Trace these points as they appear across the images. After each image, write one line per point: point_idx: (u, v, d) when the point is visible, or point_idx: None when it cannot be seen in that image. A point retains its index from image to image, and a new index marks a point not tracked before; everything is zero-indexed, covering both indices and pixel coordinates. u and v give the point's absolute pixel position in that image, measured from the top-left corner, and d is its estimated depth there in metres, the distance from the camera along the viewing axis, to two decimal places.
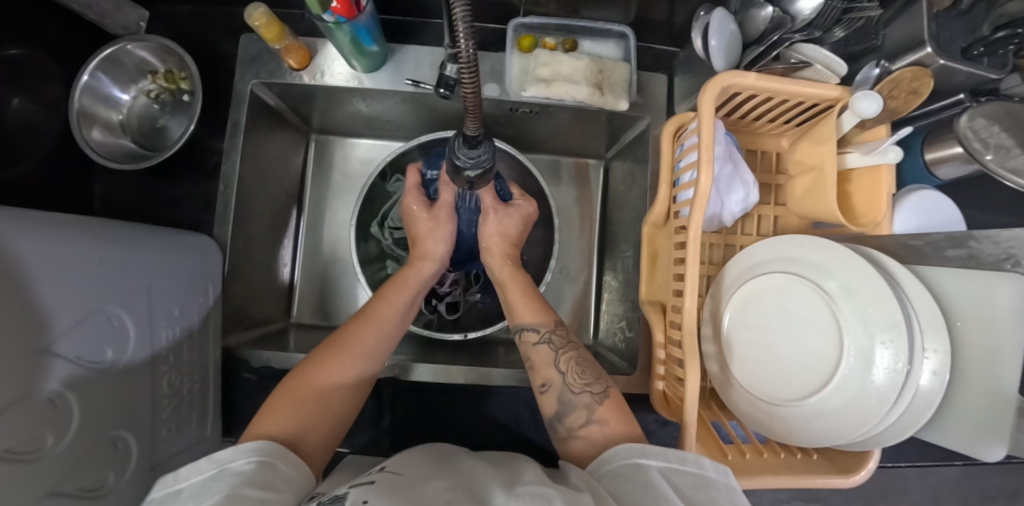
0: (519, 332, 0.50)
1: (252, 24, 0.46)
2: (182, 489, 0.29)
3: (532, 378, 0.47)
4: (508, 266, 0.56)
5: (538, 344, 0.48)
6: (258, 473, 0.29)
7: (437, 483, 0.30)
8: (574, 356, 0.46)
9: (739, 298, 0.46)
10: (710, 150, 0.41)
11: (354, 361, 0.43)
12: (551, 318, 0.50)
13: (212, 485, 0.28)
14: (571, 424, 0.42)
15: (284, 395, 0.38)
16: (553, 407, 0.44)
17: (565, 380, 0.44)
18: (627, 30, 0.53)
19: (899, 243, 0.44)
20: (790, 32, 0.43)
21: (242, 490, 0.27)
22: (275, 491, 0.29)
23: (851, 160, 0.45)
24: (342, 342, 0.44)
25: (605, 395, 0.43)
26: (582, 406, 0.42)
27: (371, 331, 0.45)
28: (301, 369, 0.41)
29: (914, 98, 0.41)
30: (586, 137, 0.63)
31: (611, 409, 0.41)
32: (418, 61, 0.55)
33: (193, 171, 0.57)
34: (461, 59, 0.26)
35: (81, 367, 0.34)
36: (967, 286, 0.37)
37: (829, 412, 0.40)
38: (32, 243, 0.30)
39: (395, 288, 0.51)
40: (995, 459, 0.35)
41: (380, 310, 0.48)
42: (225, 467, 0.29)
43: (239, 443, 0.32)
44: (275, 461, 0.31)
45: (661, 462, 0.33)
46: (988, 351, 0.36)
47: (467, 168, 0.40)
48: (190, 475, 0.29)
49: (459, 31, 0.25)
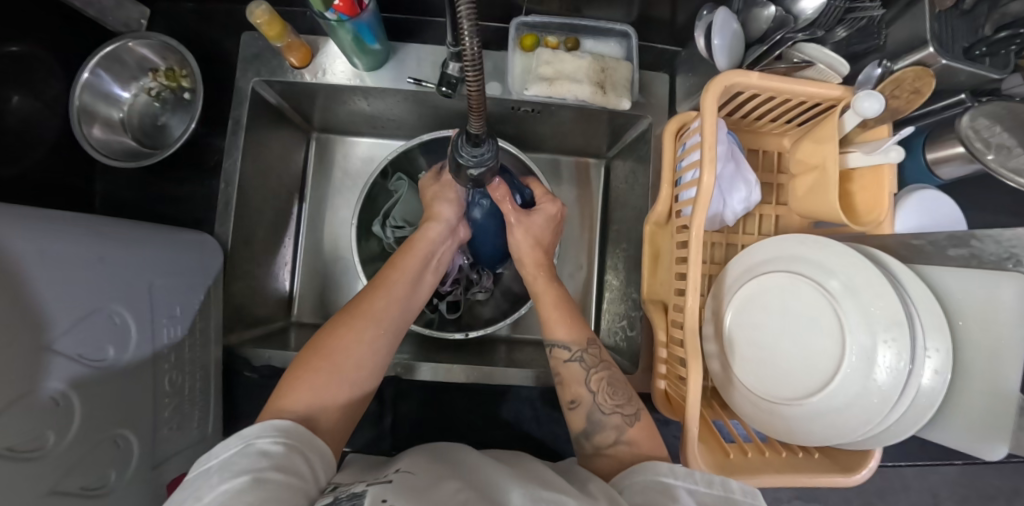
0: (551, 348, 0.49)
1: (254, 21, 0.46)
2: (209, 465, 0.29)
3: (561, 394, 0.47)
4: (542, 276, 0.54)
5: (570, 361, 0.47)
6: (283, 457, 0.30)
7: (451, 484, 0.30)
8: (606, 376, 0.45)
9: (741, 297, 0.46)
10: (713, 148, 0.41)
11: (368, 326, 0.42)
12: (584, 336, 0.48)
13: (239, 460, 0.28)
14: (598, 441, 0.42)
15: (300, 367, 0.38)
16: (581, 424, 0.44)
17: (596, 400, 0.44)
18: (630, 28, 0.53)
19: (902, 242, 0.44)
20: (793, 31, 0.44)
21: (267, 473, 0.28)
22: (297, 478, 0.29)
23: (852, 159, 0.45)
24: (354, 310, 0.43)
25: (636, 417, 0.42)
26: (612, 427, 0.42)
27: (383, 297, 0.45)
28: (315, 339, 0.41)
29: (916, 98, 0.41)
30: (588, 136, 0.63)
31: (643, 430, 0.41)
32: (421, 60, 0.55)
33: (194, 170, 0.57)
34: (466, 57, 0.27)
35: (84, 366, 0.33)
36: (970, 286, 0.37)
37: (831, 411, 0.40)
38: (33, 240, 0.30)
39: (404, 256, 0.50)
40: (998, 457, 0.35)
41: (390, 278, 0.47)
42: (251, 444, 0.30)
43: (266, 421, 0.32)
44: (300, 443, 0.32)
45: (688, 483, 0.33)
46: (990, 350, 0.36)
47: (470, 166, 0.40)
48: (218, 452, 0.30)
49: (464, 29, 0.26)
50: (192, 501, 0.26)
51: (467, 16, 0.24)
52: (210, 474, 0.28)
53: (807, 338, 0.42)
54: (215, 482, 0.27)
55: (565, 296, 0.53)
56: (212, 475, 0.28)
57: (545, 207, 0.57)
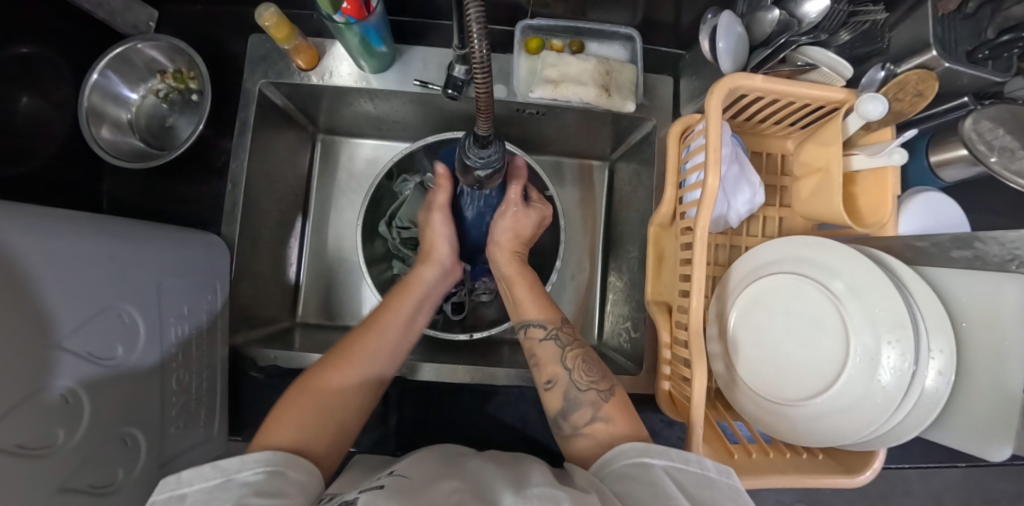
0: (524, 328, 0.50)
1: (263, 24, 0.47)
2: (186, 495, 0.28)
3: (536, 376, 0.47)
4: (515, 262, 0.55)
5: (544, 340, 0.48)
6: (267, 483, 0.30)
7: (447, 485, 0.31)
8: (581, 354, 0.47)
9: (745, 300, 0.46)
10: (717, 150, 0.42)
11: (359, 365, 0.42)
12: (557, 315, 0.50)
13: (221, 495, 0.28)
14: (575, 421, 0.42)
15: (287, 405, 0.38)
16: (558, 404, 0.44)
17: (571, 377, 0.44)
18: (634, 31, 0.54)
19: (905, 244, 0.44)
20: (798, 34, 0.44)
21: (253, 500, 0.28)
22: (285, 497, 0.29)
23: (857, 161, 0.46)
24: (348, 349, 0.44)
25: (610, 392, 0.42)
26: (588, 403, 0.42)
27: (376, 335, 0.45)
28: (307, 377, 0.41)
29: (919, 100, 0.41)
30: (592, 138, 0.64)
31: (616, 408, 0.41)
32: (427, 62, 0.56)
33: (200, 170, 0.57)
34: (475, 59, 0.28)
35: (93, 364, 0.34)
36: (974, 287, 0.38)
37: (834, 412, 0.40)
38: (43, 240, 0.30)
39: (401, 293, 0.51)
40: (1002, 458, 0.35)
41: (384, 316, 0.47)
42: (231, 477, 0.30)
43: (244, 454, 0.32)
44: (285, 470, 0.32)
45: (665, 462, 0.33)
46: (992, 352, 0.36)
47: (478, 167, 0.40)
48: (194, 481, 0.29)
49: (473, 31, 0.27)
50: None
51: (477, 21, 0.26)
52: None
53: (802, 365, 0.42)
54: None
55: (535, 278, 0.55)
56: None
57: (540, 206, 0.57)
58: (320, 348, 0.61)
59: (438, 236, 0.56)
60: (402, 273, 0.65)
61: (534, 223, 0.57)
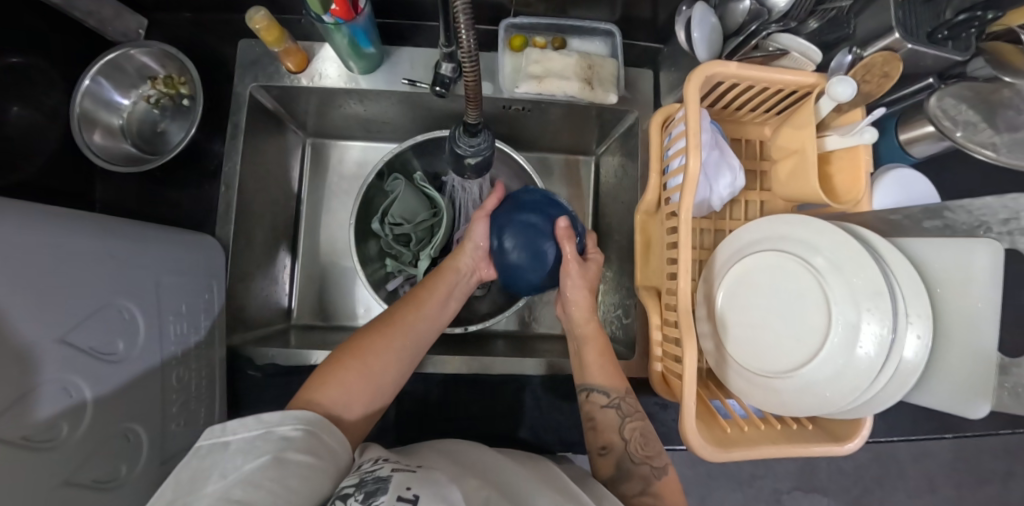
0: (586, 392, 0.50)
1: (253, 27, 0.48)
2: (229, 442, 0.32)
3: (590, 437, 0.48)
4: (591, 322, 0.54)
5: (607, 407, 0.47)
6: (302, 441, 0.33)
7: (474, 482, 0.33)
8: (641, 426, 0.47)
9: (729, 279, 0.48)
10: (697, 136, 0.43)
11: (396, 337, 0.46)
12: (622, 384, 0.49)
13: (262, 444, 0.31)
14: (625, 491, 0.43)
15: (332, 365, 0.42)
16: (608, 471, 0.45)
17: (627, 448, 0.45)
18: (613, 27, 0.56)
19: (880, 218, 0.46)
20: (768, 22, 0.45)
21: (289, 455, 0.31)
22: (317, 458, 0.32)
23: (830, 142, 0.48)
24: (388, 322, 0.47)
25: (663, 470, 0.44)
26: (639, 477, 0.43)
27: (413, 316, 0.49)
28: (350, 342, 0.44)
29: (886, 82, 0.44)
30: (577, 133, 0.65)
31: (668, 487, 0.43)
32: (414, 62, 0.57)
33: (193, 174, 0.58)
34: (463, 51, 0.32)
35: (94, 358, 0.34)
36: (944, 257, 0.39)
37: (819, 381, 0.41)
38: (47, 235, 0.31)
39: (435, 280, 0.54)
40: (980, 415, 0.37)
41: (421, 299, 0.51)
42: (273, 430, 0.32)
43: (286, 410, 0.35)
44: (319, 430, 0.35)
45: None
46: (965, 315, 0.38)
47: (467, 156, 0.42)
48: (237, 430, 0.32)
49: (462, 28, 0.30)
50: (219, 477, 0.29)
51: (464, 15, 0.29)
52: (231, 452, 0.31)
53: (795, 321, 0.44)
54: (240, 463, 0.30)
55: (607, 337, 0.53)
56: (235, 455, 0.31)
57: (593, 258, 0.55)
58: (315, 346, 0.61)
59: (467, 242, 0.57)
60: (396, 270, 0.65)
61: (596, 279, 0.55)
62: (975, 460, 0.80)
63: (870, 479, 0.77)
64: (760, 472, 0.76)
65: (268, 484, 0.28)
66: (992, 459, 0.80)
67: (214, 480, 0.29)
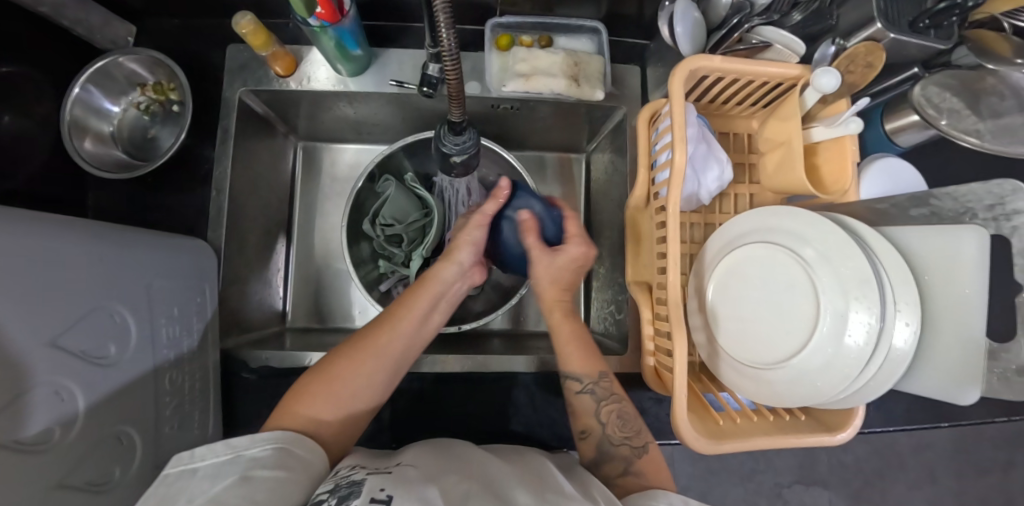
0: (564, 378, 0.49)
1: (240, 31, 0.48)
2: (197, 468, 0.32)
3: (571, 423, 0.49)
4: (558, 310, 0.54)
5: (581, 394, 0.48)
6: (272, 458, 0.33)
7: (452, 477, 0.33)
8: (616, 408, 0.47)
9: (719, 272, 0.48)
10: (683, 130, 0.43)
11: (366, 361, 0.44)
12: (598, 369, 0.49)
13: (229, 467, 0.32)
14: (608, 472, 0.44)
15: (300, 390, 0.41)
16: (591, 455, 0.46)
17: (605, 431, 0.46)
18: (599, 25, 0.56)
19: (867, 208, 0.46)
20: (750, 15, 0.46)
21: (256, 472, 0.32)
22: (288, 471, 0.33)
23: (817, 133, 0.48)
24: (359, 342, 0.45)
25: (644, 449, 0.45)
26: (621, 458, 0.44)
27: (386, 332, 0.46)
28: (322, 363, 0.44)
29: (869, 72, 0.45)
30: (567, 131, 0.66)
31: (650, 464, 0.44)
32: (402, 63, 0.57)
33: (184, 179, 0.58)
34: (445, 56, 0.32)
35: (86, 361, 0.34)
36: (929, 244, 0.40)
37: (809, 372, 0.41)
38: (39, 239, 0.31)
39: (416, 291, 0.50)
40: (970, 401, 0.37)
41: (399, 312, 0.48)
42: (241, 453, 0.33)
43: (255, 433, 0.35)
44: (289, 447, 0.35)
45: None
46: (952, 301, 0.38)
47: (453, 154, 0.42)
48: (205, 456, 0.33)
49: (442, 27, 0.30)
50: (187, 501, 0.30)
51: (444, 15, 0.29)
52: (199, 478, 0.32)
53: (785, 314, 0.44)
54: (207, 486, 0.31)
55: (582, 327, 0.53)
56: (202, 480, 0.31)
57: (571, 249, 0.52)
58: (310, 348, 0.61)
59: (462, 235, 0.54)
60: (389, 271, 0.65)
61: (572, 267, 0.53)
62: (975, 450, 0.79)
63: (871, 471, 0.77)
64: (761, 467, 0.75)
65: (234, 498, 0.29)
66: (992, 448, 0.80)
67: (182, 503, 0.29)
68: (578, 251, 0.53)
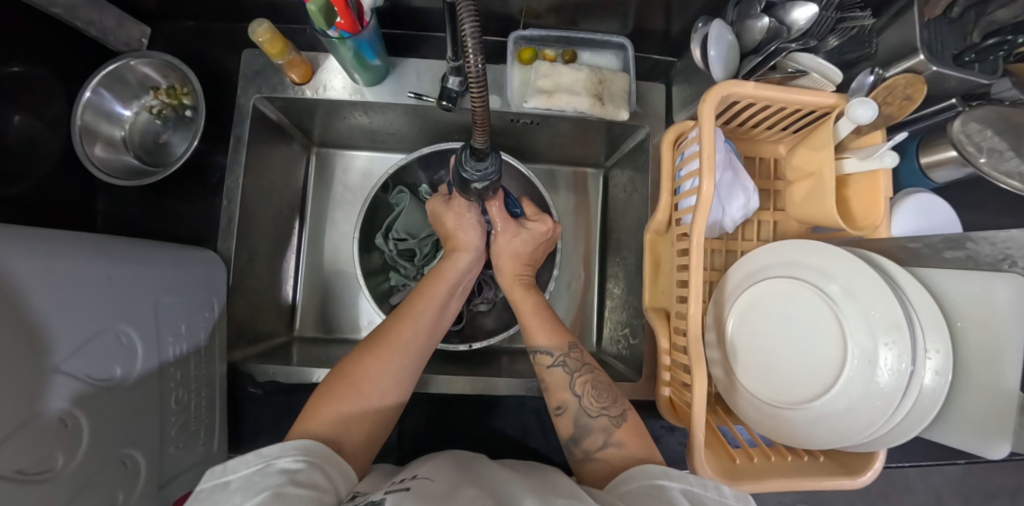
0: (532, 355, 0.49)
1: (256, 39, 0.47)
2: (230, 481, 0.31)
3: (547, 401, 0.47)
4: (519, 286, 0.55)
5: (553, 367, 0.47)
6: (303, 472, 0.31)
7: (470, 491, 0.31)
8: (590, 378, 0.46)
9: (741, 303, 0.47)
10: (711, 157, 0.42)
11: (395, 354, 0.43)
12: (564, 341, 0.49)
13: (261, 479, 0.30)
14: (586, 446, 0.42)
15: (324, 392, 0.40)
16: (568, 430, 0.44)
17: (580, 403, 0.44)
18: (626, 40, 0.54)
19: (899, 246, 0.45)
20: (787, 42, 0.44)
21: (287, 487, 0.29)
22: (318, 491, 0.31)
23: (848, 165, 0.46)
24: (384, 335, 0.45)
25: (622, 417, 0.42)
26: (600, 429, 0.42)
27: (409, 325, 0.46)
28: (344, 364, 0.42)
29: (908, 105, 0.42)
30: (586, 146, 0.64)
31: (629, 431, 0.41)
32: (419, 74, 0.56)
33: (196, 186, 0.57)
34: (470, 74, 0.26)
35: (90, 385, 0.33)
36: (965, 286, 0.38)
37: (834, 413, 0.40)
38: (38, 263, 0.29)
39: (432, 281, 0.51)
40: (1001, 456, 0.36)
41: (418, 303, 0.48)
42: (271, 463, 0.32)
43: (285, 441, 0.34)
44: (321, 461, 0.33)
45: (683, 485, 0.33)
46: (987, 350, 0.36)
47: (475, 180, 0.41)
48: (237, 468, 0.31)
49: (469, 47, 0.25)
50: None
51: (472, 37, 0.24)
52: (231, 491, 0.30)
53: (814, 349, 0.42)
54: (240, 501, 0.29)
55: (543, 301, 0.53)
56: (233, 492, 0.30)
57: (534, 224, 0.56)
58: (317, 363, 0.60)
59: (463, 224, 0.54)
60: (400, 284, 0.64)
61: (530, 243, 0.56)
62: (985, 479, 0.78)
63: (877, 496, 0.76)
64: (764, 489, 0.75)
65: None
66: (1002, 476, 0.79)
67: None
68: (544, 227, 0.57)
